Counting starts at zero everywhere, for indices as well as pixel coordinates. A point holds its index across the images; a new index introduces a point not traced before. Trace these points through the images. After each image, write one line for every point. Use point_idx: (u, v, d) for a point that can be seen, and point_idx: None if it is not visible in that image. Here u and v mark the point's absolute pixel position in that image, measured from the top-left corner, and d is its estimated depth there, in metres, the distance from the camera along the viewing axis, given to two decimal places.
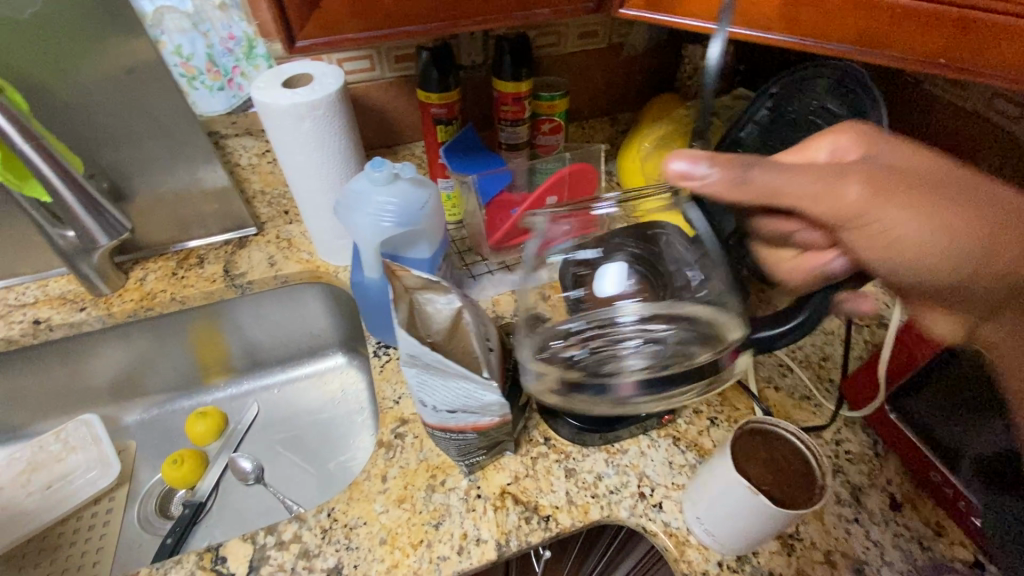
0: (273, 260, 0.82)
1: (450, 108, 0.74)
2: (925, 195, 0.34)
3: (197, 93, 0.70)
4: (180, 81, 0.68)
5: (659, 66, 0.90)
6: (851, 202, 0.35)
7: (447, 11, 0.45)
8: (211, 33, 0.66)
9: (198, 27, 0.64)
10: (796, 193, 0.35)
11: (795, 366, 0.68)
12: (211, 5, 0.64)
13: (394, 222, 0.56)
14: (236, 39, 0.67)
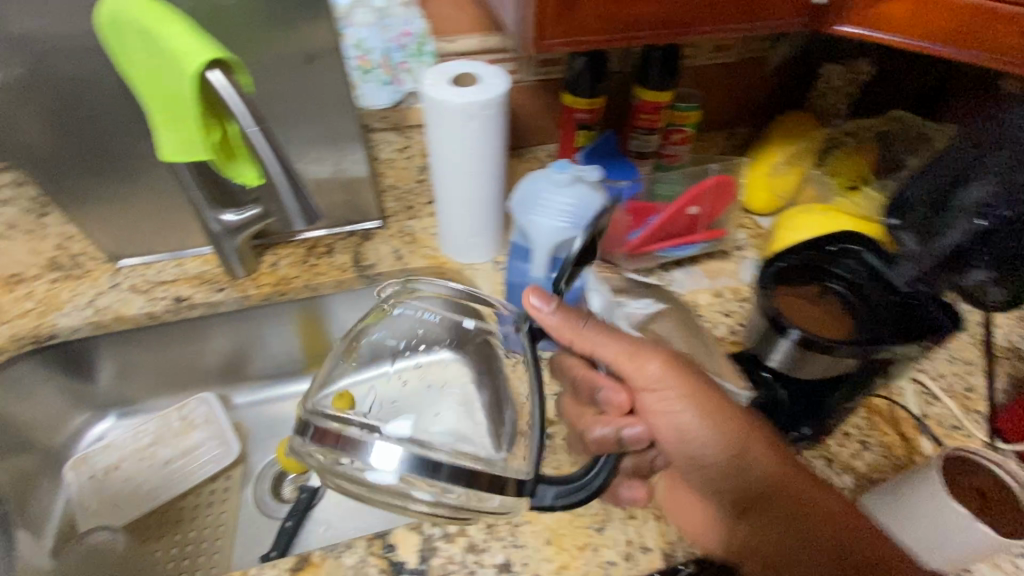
0: (400, 254, 0.83)
1: (594, 113, 0.75)
2: (704, 393, 0.51)
3: (367, 87, 0.72)
4: (354, 74, 0.70)
5: (787, 84, 0.90)
6: (631, 365, 0.51)
7: (686, 17, 0.45)
8: (389, 28, 0.69)
9: (383, 22, 0.69)
10: (608, 354, 0.51)
11: (942, 395, 0.67)
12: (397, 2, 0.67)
13: (570, 224, 0.56)
14: (411, 35, 0.70)
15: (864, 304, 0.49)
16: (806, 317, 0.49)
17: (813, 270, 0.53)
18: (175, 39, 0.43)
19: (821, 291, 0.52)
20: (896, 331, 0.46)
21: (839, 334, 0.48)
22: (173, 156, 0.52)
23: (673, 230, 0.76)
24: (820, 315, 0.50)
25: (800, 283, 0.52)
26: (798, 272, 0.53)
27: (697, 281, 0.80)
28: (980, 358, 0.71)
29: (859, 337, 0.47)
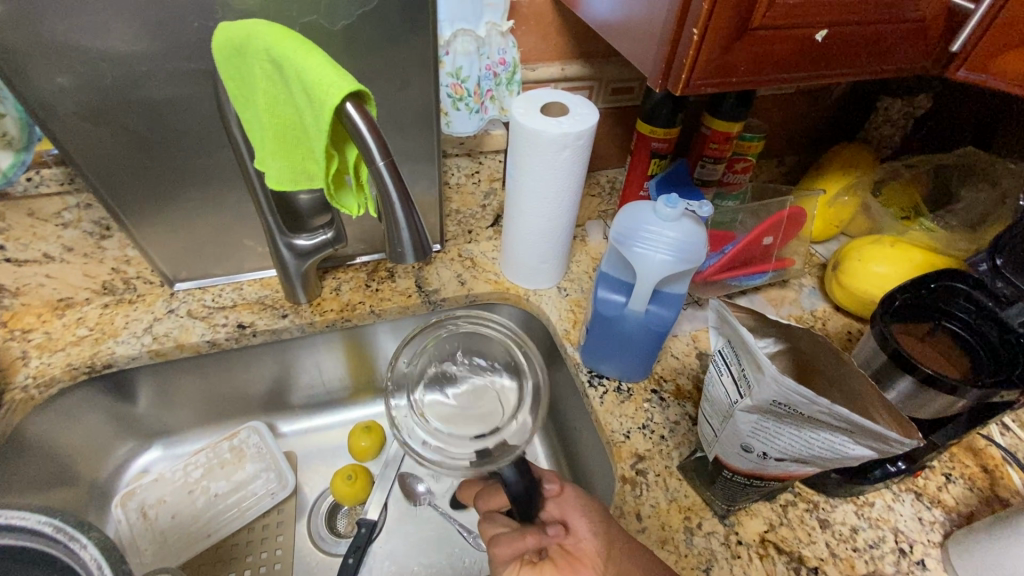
0: (463, 279, 0.81)
1: (669, 143, 0.75)
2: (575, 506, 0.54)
3: (456, 114, 0.71)
4: (446, 101, 0.69)
5: (838, 115, 0.92)
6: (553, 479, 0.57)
7: (822, 61, 0.46)
8: (486, 56, 0.68)
9: (481, 50, 0.67)
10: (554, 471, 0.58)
11: (1014, 426, 0.68)
12: (496, 31, 0.66)
13: (677, 258, 0.56)
14: (505, 64, 0.69)
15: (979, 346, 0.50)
16: (926, 356, 0.50)
17: (926, 309, 0.53)
18: (314, 70, 0.42)
19: (933, 330, 0.53)
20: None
21: (960, 374, 0.48)
22: (279, 185, 0.50)
23: (745, 260, 0.77)
24: (937, 355, 0.50)
25: (909, 322, 0.53)
26: (911, 310, 0.53)
27: (762, 309, 0.80)
28: None
29: (986, 378, 0.47)
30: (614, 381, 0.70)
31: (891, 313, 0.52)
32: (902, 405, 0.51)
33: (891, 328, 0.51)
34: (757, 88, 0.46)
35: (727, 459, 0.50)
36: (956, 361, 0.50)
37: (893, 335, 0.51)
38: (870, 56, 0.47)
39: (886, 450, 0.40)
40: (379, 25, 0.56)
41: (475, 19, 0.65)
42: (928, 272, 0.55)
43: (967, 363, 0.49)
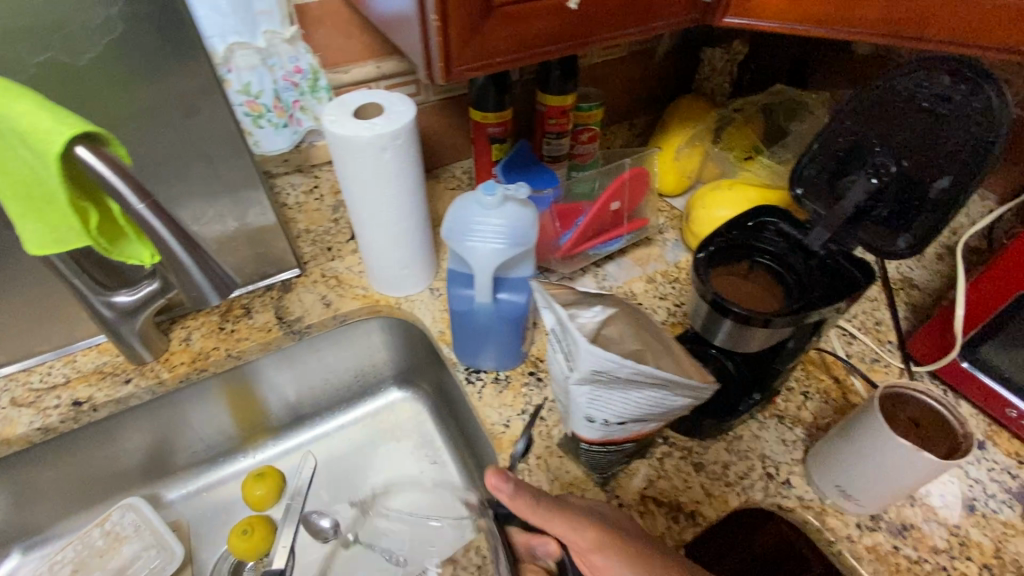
0: (328, 300, 0.78)
1: (505, 126, 0.74)
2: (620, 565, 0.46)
3: (262, 132, 0.71)
4: (245, 121, 0.68)
5: (672, 71, 0.95)
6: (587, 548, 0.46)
7: (587, 27, 0.46)
8: (277, 67, 0.66)
9: (268, 62, 0.66)
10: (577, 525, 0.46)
11: (858, 334, 0.74)
12: (280, 39, 0.65)
13: (508, 243, 0.55)
14: (302, 72, 0.68)
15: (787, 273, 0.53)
16: (744, 295, 0.52)
17: (743, 248, 0.56)
18: (25, 116, 0.37)
19: (751, 266, 0.55)
20: (823, 297, 0.50)
21: (776, 305, 0.51)
22: (42, 249, 0.44)
23: (599, 227, 0.78)
24: (754, 291, 0.53)
25: (729, 263, 0.56)
26: (730, 251, 0.55)
27: (630, 271, 0.83)
28: (881, 294, 0.80)
29: (791, 304, 0.50)
30: (492, 373, 0.70)
31: (710, 260, 0.54)
32: (731, 343, 0.54)
33: (709, 273, 0.53)
34: (528, 64, 0.46)
35: (580, 432, 0.51)
36: (770, 294, 0.52)
37: (711, 280, 0.53)
38: (638, 16, 0.48)
39: (696, 389, 0.44)
40: (134, 52, 0.50)
41: (252, 30, 0.64)
42: (742, 213, 0.58)
43: (780, 295, 0.52)
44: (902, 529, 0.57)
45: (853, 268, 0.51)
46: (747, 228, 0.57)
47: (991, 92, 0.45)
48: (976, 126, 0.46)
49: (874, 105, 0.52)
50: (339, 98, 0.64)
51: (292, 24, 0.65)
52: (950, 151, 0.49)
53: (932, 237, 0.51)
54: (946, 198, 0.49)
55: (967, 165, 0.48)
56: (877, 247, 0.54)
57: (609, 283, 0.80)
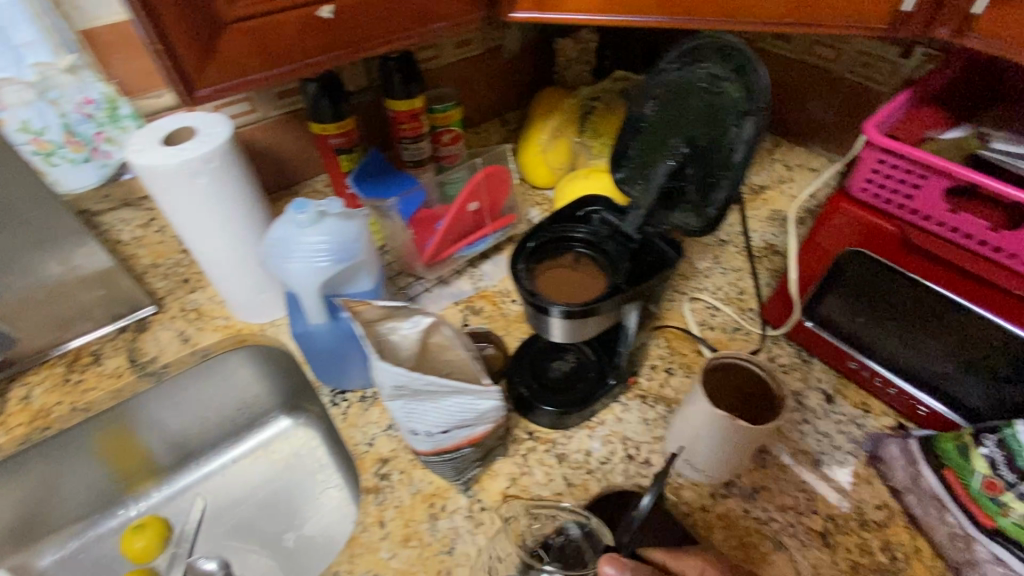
0: (186, 335, 0.74)
1: (349, 136, 0.72)
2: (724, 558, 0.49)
3: (60, 169, 0.73)
4: (35, 158, 0.71)
5: (533, 63, 0.95)
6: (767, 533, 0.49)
7: (352, 35, 0.45)
8: (61, 100, 0.68)
9: (47, 96, 0.66)
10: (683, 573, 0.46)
11: (721, 305, 0.76)
12: (56, 70, 0.65)
13: (330, 260, 0.53)
14: (95, 102, 0.69)
15: (607, 259, 0.54)
16: (564, 288, 0.52)
17: (564, 240, 0.56)
18: None
19: (578, 256, 0.55)
20: (629, 280, 0.51)
21: (596, 293, 0.52)
22: None
23: (462, 230, 0.77)
24: (580, 281, 0.53)
25: (556, 256, 0.56)
26: (552, 244, 0.56)
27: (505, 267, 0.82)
28: (745, 263, 0.82)
29: (606, 291, 0.51)
30: (359, 392, 0.68)
31: (530, 258, 0.54)
32: (569, 337, 0.53)
33: (531, 271, 0.53)
34: (294, 77, 0.45)
35: (415, 445, 0.50)
36: (592, 282, 0.53)
37: (532, 278, 0.53)
38: (412, 16, 0.46)
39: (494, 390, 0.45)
40: None
41: (17, 65, 0.63)
42: (569, 205, 0.58)
43: (601, 282, 0.53)
44: (753, 493, 0.58)
45: (665, 246, 0.54)
46: (571, 219, 0.58)
47: (750, 58, 0.47)
48: (742, 94, 0.48)
49: (660, 94, 0.55)
50: (151, 124, 0.60)
51: (70, 53, 0.65)
52: (728, 121, 0.49)
53: (728, 210, 0.50)
54: (731, 165, 0.49)
55: (746, 127, 0.48)
56: (689, 227, 0.52)
57: (484, 283, 0.79)
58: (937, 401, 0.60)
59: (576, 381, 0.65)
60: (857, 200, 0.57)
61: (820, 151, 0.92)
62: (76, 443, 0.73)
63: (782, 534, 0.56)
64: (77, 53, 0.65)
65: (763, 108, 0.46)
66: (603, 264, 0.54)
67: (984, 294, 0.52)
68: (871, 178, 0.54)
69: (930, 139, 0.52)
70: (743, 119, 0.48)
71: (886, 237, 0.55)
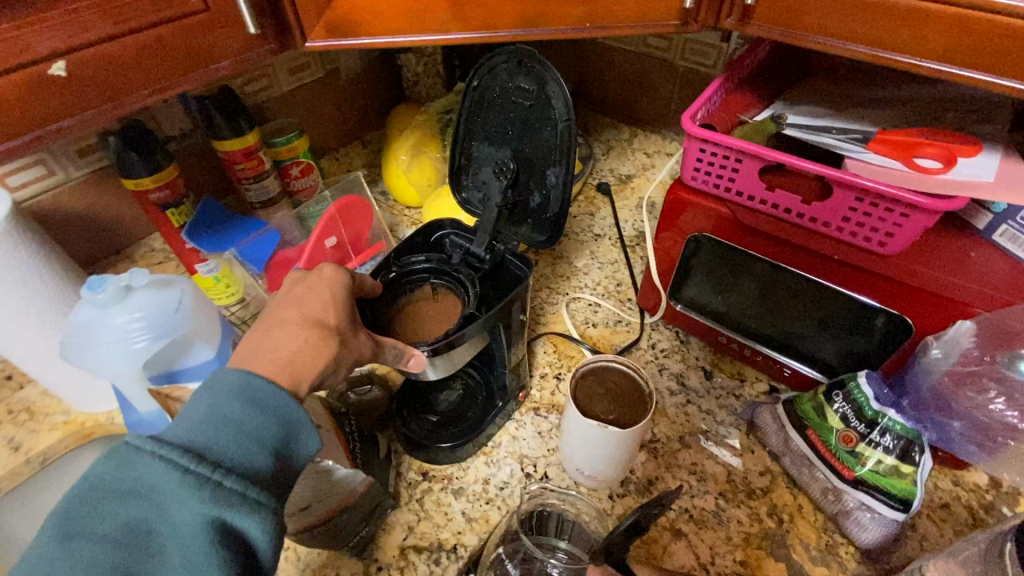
0: (15, 443, 0.64)
1: (173, 188, 0.65)
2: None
3: None
4: None
5: (382, 81, 0.91)
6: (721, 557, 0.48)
7: (102, 92, 0.39)
8: None
9: None
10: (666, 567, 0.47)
11: (601, 300, 0.77)
12: None
13: (148, 339, 0.47)
14: None
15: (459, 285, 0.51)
16: (421, 327, 0.49)
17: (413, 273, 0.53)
18: None
19: (434, 288, 0.52)
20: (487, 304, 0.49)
21: (453, 323, 0.49)
22: None
23: None
24: (438, 313, 0.51)
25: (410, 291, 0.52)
26: (405, 281, 0.53)
27: None
28: (619, 254, 0.83)
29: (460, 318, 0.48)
30: None
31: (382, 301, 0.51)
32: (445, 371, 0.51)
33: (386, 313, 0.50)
34: (36, 148, 0.38)
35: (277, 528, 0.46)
36: (451, 314, 0.50)
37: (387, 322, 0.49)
38: (177, 63, 0.41)
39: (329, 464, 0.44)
40: None
41: None
42: (416, 234, 0.55)
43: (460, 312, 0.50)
44: (649, 485, 0.59)
45: (518, 263, 0.52)
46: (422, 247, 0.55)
47: (554, 73, 0.47)
48: (551, 105, 0.49)
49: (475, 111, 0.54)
50: None
51: None
52: (548, 136, 0.50)
53: (563, 219, 0.52)
54: (560, 182, 0.51)
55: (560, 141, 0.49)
56: (533, 240, 0.54)
57: None
58: (800, 362, 0.63)
59: (466, 408, 0.62)
60: (692, 187, 0.59)
61: (673, 135, 0.96)
62: None
63: (679, 521, 0.56)
64: None
65: (571, 120, 0.48)
66: (459, 291, 0.51)
67: (812, 261, 0.55)
68: (697, 166, 0.56)
69: (744, 120, 0.57)
70: (557, 132, 0.49)
71: (721, 220, 0.58)
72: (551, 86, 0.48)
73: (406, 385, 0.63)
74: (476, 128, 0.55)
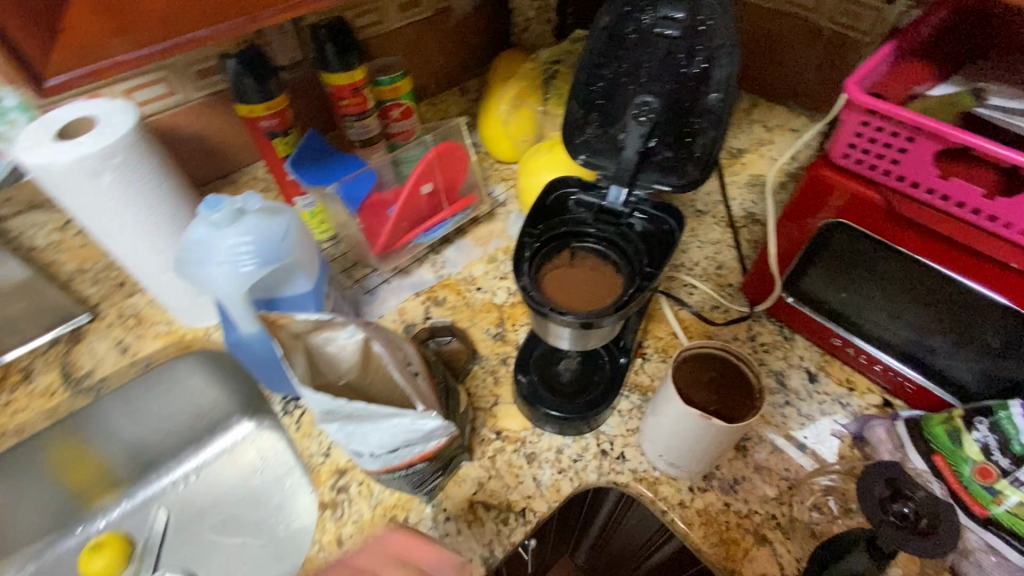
0: (126, 344, 0.69)
1: (281, 117, 0.65)
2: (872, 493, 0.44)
3: None
4: None
5: (490, 25, 0.87)
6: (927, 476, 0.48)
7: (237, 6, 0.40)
8: None
9: None
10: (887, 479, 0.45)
11: (698, 281, 0.71)
12: None
13: (254, 264, 0.48)
14: None
15: (613, 249, 0.49)
16: (572, 294, 0.46)
17: (559, 237, 0.50)
18: None
19: (575, 253, 0.49)
20: (653, 262, 0.47)
21: (613, 287, 0.46)
22: None
23: (416, 215, 0.72)
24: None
25: (552, 257, 0.49)
26: (544, 247, 0.49)
27: (470, 253, 0.76)
28: (723, 234, 0.77)
29: (628, 284, 0.46)
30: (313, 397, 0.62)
31: (528, 265, 0.47)
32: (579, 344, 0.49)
33: (534, 278, 0.46)
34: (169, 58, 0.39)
35: (364, 466, 0.45)
36: (602, 279, 0.47)
37: (538, 287, 0.46)
38: None
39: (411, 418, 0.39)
40: None
41: None
42: (538, 195, 0.52)
43: (617, 276, 0.47)
44: (733, 485, 0.55)
45: (663, 215, 0.49)
46: (548, 212, 0.51)
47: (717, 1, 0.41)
48: (704, 37, 0.43)
49: (602, 52, 0.47)
50: (58, 128, 0.52)
51: None
52: (696, 74, 0.45)
53: (713, 165, 0.48)
54: (711, 122, 0.46)
55: (722, 74, 0.44)
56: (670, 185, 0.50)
57: (447, 271, 0.74)
58: (932, 381, 0.55)
59: (585, 385, 0.59)
60: (839, 166, 0.52)
61: (801, 108, 0.86)
62: (33, 457, 0.69)
63: (765, 528, 0.53)
64: None
65: (734, 52, 0.43)
66: (608, 256, 0.48)
67: (975, 264, 0.47)
68: (853, 143, 0.50)
69: (918, 95, 0.49)
70: (711, 66, 0.44)
71: (867, 205, 0.51)
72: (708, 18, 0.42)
73: (527, 349, 0.62)
74: (601, 72, 0.48)
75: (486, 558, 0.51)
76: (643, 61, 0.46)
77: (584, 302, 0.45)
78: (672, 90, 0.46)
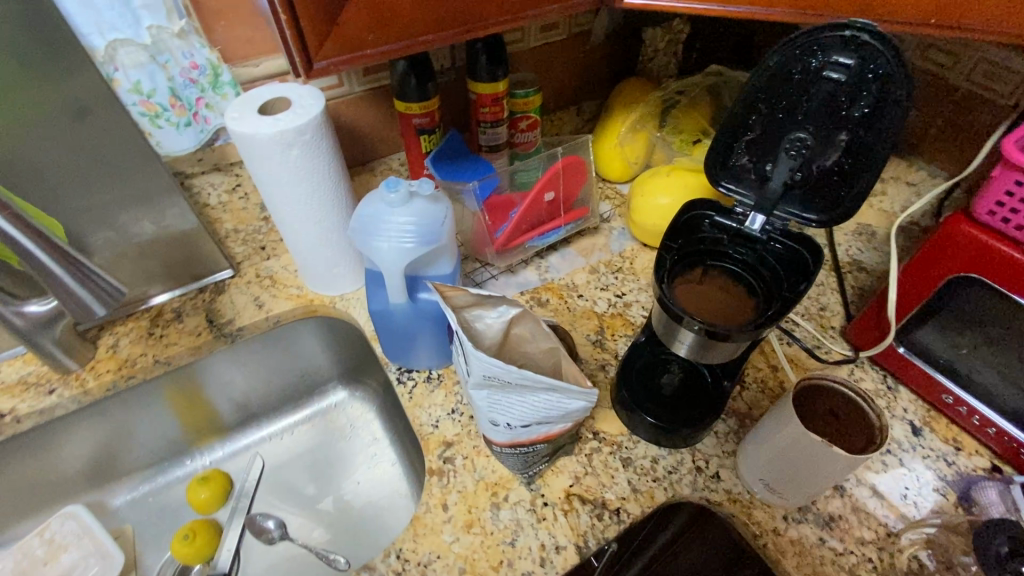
0: (261, 301, 0.76)
1: (431, 117, 0.72)
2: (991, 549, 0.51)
3: (162, 132, 0.74)
4: (142, 120, 0.71)
5: (618, 52, 0.92)
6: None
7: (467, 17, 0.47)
8: (170, 65, 0.68)
9: (158, 59, 0.67)
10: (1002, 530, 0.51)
11: (801, 320, 0.72)
12: (167, 34, 0.66)
13: (416, 242, 0.53)
14: (200, 68, 0.70)
15: (746, 271, 0.52)
16: (708, 307, 0.49)
17: (693, 254, 0.53)
18: None
19: (707, 271, 0.53)
20: (789, 288, 0.49)
21: (746, 306, 0.50)
22: None
23: (535, 219, 0.77)
24: None
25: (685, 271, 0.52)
26: (681, 261, 0.52)
27: (573, 261, 0.80)
28: (828, 278, 0.77)
29: (762, 305, 0.49)
30: (424, 372, 0.67)
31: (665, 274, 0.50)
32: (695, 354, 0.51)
33: (671, 287, 0.49)
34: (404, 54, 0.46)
35: (490, 436, 0.50)
36: (735, 298, 0.50)
37: (675, 296, 0.49)
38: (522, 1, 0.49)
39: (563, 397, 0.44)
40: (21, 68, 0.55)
41: (133, 27, 0.64)
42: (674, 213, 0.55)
43: (750, 297, 0.50)
44: (828, 521, 0.56)
45: (793, 245, 0.52)
46: (685, 230, 0.54)
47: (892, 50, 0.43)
48: (873, 85, 0.45)
49: (762, 89, 0.50)
50: (254, 105, 0.59)
51: (181, 18, 0.65)
52: (856, 117, 0.47)
53: (857, 205, 0.51)
54: (863, 163, 0.48)
55: (887, 120, 0.46)
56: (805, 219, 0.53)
57: (551, 276, 0.78)
58: None
59: (686, 400, 0.61)
60: (979, 222, 0.53)
61: (921, 163, 0.86)
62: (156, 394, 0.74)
63: (860, 570, 0.53)
64: (187, 18, 0.65)
65: (902, 103, 0.44)
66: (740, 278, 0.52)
67: None
68: (1001, 200, 0.51)
69: None
70: (873, 113, 0.46)
71: (1004, 264, 0.51)
72: (883, 65, 0.44)
73: (630, 360, 0.65)
74: (756, 107, 0.51)
75: (580, 548, 0.54)
76: (804, 100, 0.49)
77: (718, 315, 0.48)
78: (825, 130, 0.49)
